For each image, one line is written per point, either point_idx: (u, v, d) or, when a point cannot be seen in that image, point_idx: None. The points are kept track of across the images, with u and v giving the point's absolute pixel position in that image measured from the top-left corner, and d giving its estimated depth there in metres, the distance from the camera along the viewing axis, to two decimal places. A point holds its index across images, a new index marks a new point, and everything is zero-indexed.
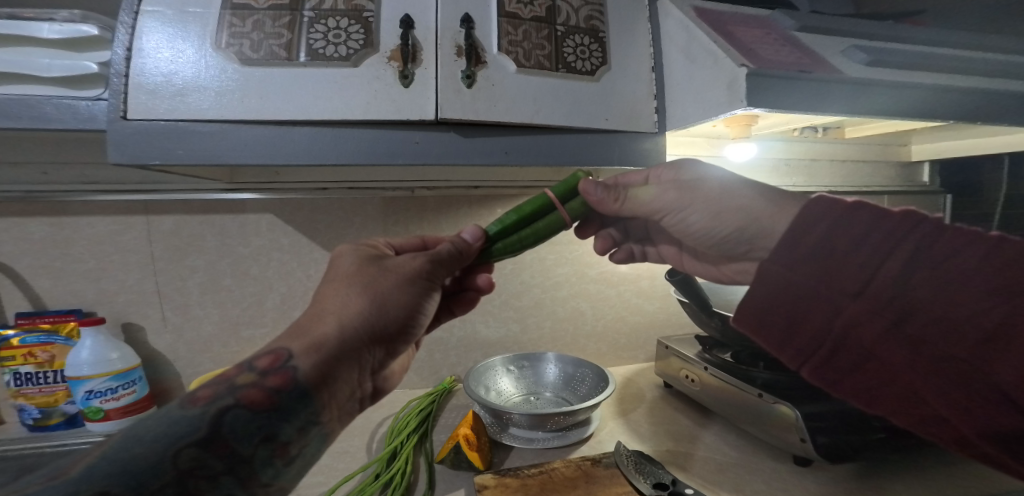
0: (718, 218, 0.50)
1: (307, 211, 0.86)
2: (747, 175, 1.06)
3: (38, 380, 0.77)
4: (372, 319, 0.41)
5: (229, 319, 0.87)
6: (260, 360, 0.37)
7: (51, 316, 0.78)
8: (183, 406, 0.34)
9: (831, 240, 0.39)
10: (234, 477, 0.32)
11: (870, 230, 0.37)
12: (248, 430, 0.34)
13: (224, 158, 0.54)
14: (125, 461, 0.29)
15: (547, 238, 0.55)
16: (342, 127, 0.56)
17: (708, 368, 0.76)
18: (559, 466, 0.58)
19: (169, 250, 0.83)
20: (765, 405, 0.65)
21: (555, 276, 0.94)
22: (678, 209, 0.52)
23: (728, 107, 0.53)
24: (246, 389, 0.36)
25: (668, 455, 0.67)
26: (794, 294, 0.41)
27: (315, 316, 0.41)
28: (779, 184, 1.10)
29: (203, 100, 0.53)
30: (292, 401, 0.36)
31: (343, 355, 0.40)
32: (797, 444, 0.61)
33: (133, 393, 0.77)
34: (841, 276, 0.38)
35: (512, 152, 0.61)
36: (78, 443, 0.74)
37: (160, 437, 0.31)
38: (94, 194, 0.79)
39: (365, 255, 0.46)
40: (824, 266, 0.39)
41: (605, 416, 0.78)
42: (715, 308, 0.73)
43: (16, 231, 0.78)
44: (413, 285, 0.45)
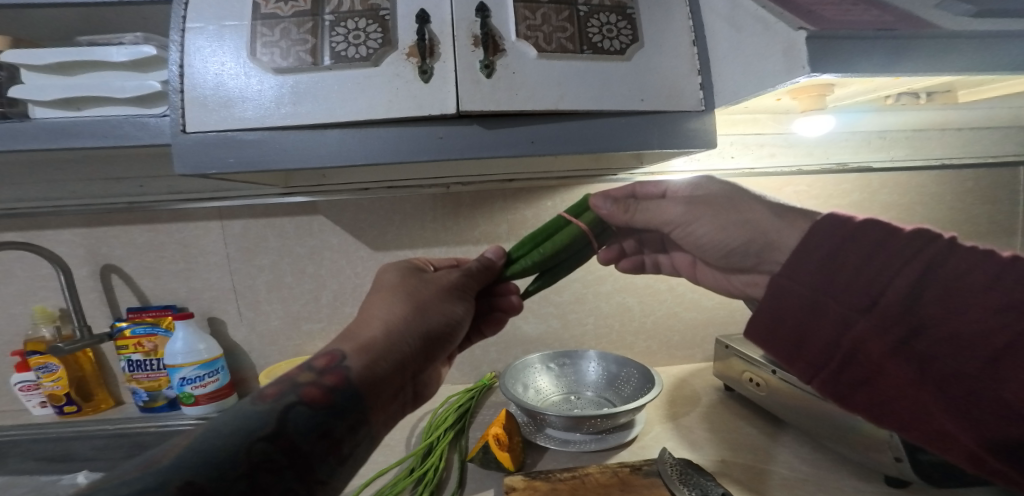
0: (727, 229, 0.52)
1: (353, 211, 0.90)
2: (825, 152, 0.93)
3: (146, 367, 0.87)
4: (415, 325, 0.44)
5: (292, 314, 0.94)
6: (317, 360, 0.39)
7: (154, 310, 0.88)
8: (253, 401, 0.34)
9: (841, 258, 0.41)
10: (296, 472, 0.30)
11: (881, 248, 0.39)
12: (308, 426, 0.33)
13: (268, 163, 0.57)
14: (206, 453, 0.28)
15: (569, 252, 0.54)
16: (369, 127, 0.57)
17: (777, 372, 0.67)
18: (593, 471, 0.55)
19: (240, 251, 0.91)
20: (849, 418, 0.56)
21: (598, 269, 0.90)
22: (688, 222, 0.54)
23: (786, 74, 0.45)
24: (306, 387, 0.36)
25: (725, 465, 0.61)
26: (804, 308, 0.43)
27: (362, 322, 0.44)
28: (868, 160, 0.95)
29: (250, 109, 0.57)
30: (345, 400, 0.36)
31: (389, 358, 0.41)
32: (890, 464, 0.53)
33: (217, 380, 0.86)
34: (849, 293, 0.40)
35: (538, 141, 0.58)
36: (178, 424, 0.83)
37: (235, 431, 0.30)
38: (178, 202, 0.88)
39: (409, 270, 0.50)
40: (834, 282, 0.41)
41: (653, 420, 0.73)
42: None
43: (123, 236, 0.90)
44: (446, 296, 0.48)
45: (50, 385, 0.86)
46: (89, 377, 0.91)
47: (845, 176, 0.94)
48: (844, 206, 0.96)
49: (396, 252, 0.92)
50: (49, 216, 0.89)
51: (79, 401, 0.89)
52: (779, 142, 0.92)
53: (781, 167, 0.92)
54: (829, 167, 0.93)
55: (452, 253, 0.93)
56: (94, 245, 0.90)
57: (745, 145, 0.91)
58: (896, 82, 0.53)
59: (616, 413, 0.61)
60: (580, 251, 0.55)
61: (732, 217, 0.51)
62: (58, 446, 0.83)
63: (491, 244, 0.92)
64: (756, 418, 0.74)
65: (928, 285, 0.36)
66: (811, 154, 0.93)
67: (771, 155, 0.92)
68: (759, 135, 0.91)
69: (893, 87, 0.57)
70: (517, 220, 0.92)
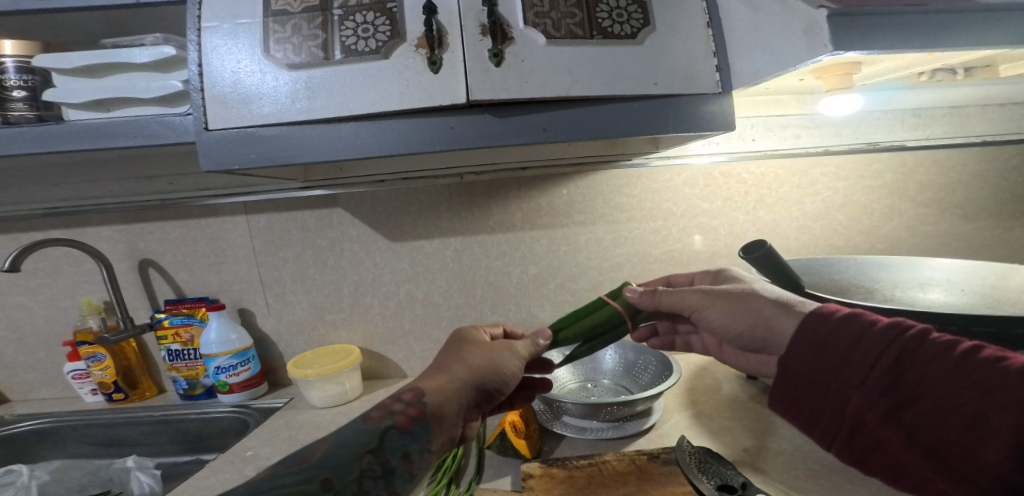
0: (735, 319, 0.52)
1: (370, 203, 0.91)
2: (854, 132, 0.89)
3: (185, 356, 0.92)
4: (479, 380, 0.48)
5: (316, 305, 0.96)
6: (402, 393, 0.44)
7: (188, 302, 0.92)
8: (364, 420, 0.40)
9: (832, 342, 0.42)
10: (384, 484, 0.35)
11: (863, 335, 0.40)
12: (396, 448, 0.38)
13: (285, 158, 0.58)
14: (333, 456, 0.34)
15: (606, 332, 0.57)
16: (382, 120, 0.57)
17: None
18: (610, 459, 0.56)
19: (265, 244, 0.94)
20: None
21: (614, 256, 0.93)
22: (703, 308, 0.54)
23: (807, 53, 0.43)
24: (398, 414, 0.41)
25: (747, 454, 0.60)
26: (806, 381, 0.44)
27: (438, 367, 0.48)
28: (902, 139, 0.90)
29: (269, 105, 0.58)
30: (422, 431, 0.41)
31: (455, 402, 0.45)
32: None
33: (249, 369, 0.90)
34: (845, 370, 0.41)
35: (551, 129, 0.57)
36: (217, 411, 0.88)
37: (351, 443, 0.36)
38: (208, 198, 0.92)
39: (479, 332, 0.54)
40: (833, 361, 0.42)
41: (672, 408, 0.73)
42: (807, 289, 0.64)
43: (159, 232, 0.95)
44: (507, 359, 0.51)
45: (100, 374, 0.92)
46: (134, 366, 0.97)
47: (876, 156, 0.89)
48: (877, 187, 0.90)
49: (413, 242, 0.93)
50: (91, 213, 0.94)
51: (125, 388, 0.95)
52: (804, 122, 0.88)
53: (807, 148, 0.89)
54: (858, 147, 0.89)
55: (467, 243, 0.93)
56: (132, 241, 0.95)
57: (767, 127, 0.88)
58: (930, 58, 0.49)
59: (633, 400, 0.60)
60: (617, 331, 0.58)
61: (745, 310, 0.51)
62: (110, 431, 0.89)
63: (506, 232, 0.92)
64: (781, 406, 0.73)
65: (910, 364, 0.38)
66: (839, 134, 0.89)
67: (796, 136, 0.89)
68: (782, 116, 0.88)
69: (928, 63, 0.53)
70: (532, 208, 0.91)
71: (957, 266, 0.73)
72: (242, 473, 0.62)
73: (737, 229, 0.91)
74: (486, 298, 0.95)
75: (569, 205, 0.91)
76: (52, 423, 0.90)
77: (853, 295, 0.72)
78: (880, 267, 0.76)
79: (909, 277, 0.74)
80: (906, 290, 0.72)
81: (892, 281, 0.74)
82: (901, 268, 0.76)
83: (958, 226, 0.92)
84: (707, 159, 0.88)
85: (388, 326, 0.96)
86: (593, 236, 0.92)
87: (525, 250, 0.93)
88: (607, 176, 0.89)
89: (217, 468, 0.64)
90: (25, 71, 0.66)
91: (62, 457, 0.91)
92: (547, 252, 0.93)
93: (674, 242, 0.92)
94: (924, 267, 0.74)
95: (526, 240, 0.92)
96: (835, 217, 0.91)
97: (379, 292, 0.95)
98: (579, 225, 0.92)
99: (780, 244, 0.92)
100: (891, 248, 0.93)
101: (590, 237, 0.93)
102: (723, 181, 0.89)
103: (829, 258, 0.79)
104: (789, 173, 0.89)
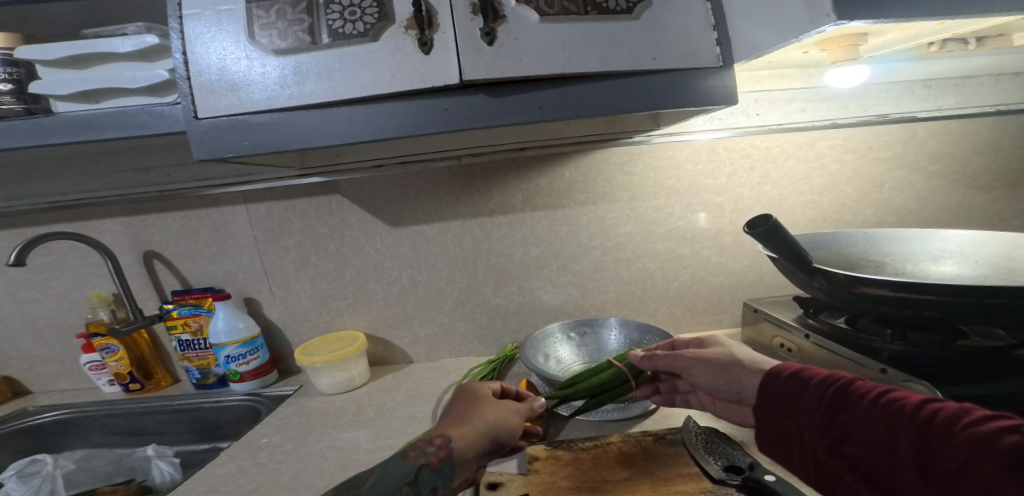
0: (717, 376, 0.54)
1: (368, 188, 0.91)
2: (861, 106, 0.86)
3: (195, 346, 0.93)
4: (496, 431, 0.49)
5: (320, 293, 0.97)
6: (434, 436, 0.46)
7: (195, 293, 0.93)
8: (403, 456, 0.43)
9: (786, 390, 0.46)
10: None
11: (809, 383, 0.44)
12: (428, 484, 0.42)
13: (278, 144, 0.57)
14: (377, 486, 0.40)
15: (613, 390, 0.62)
16: (374, 103, 0.56)
17: (810, 337, 0.67)
18: (615, 440, 0.57)
19: (266, 233, 0.94)
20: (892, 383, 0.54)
21: (617, 236, 0.92)
22: (697, 370, 0.55)
23: (809, 24, 0.41)
24: (430, 453, 0.44)
25: (751, 433, 0.61)
26: (776, 429, 0.46)
27: (460, 417, 0.50)
28: (911, 112, 0.87)
29: (257, 91, 0.56)
30: (450, 472, 0.43)
31: (476, 451, 0.46)
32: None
33: (258, 357, 0.91)
34: (799, 413, 0.44)
35: (546, 107, 0.55)
36: (231, 400, 0.90)
37: (392, 477, 0.41)
38: (206, 188, 0.92)
39: (494, 386, 0.57)
40: (788, 404, 0.45)
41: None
42: (816, 264, 0.63)
43: (160, 224, 0.95)
44: (520, 416, 0.53)
45: (115, 365, 0.94)
46: (147, 356, 0.99)
47: (885, 128, 0.87)
48: (886, 159, 0.88)
49: (413, 227, 0.93)
50: (93, 207, 0.94)
51: (141, 379, 0.97)
52: (809, 96, 0.85)
53: (813, 122, 0.86)
54: (867, 119, 0.86)
55: (467, 226, 0.92)
56: (134, 233, 0.95)
57: (772, 101, 0.86)
58: (939, 27, 0.47)
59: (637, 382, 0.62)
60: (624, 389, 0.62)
61: (727, 368, 0.53)
62: (129, 421, 0.92)
63: (507, 214, 0.91)
64: None
65: (845, 405, 0.41)
66: (846, 106, 0.86)
67: (801, 110, 0.86)
68: (787, 90, 0.85)
69: (937, 32, 0.51)
70: (532, 189, 0.90)
71: (970, 237, 0.71)
72: (256, 460, 0.64)
73: (742, 205, 0.90)
74: (489, 281, 0.95)
75: (569, 185, 0.90)
76: (74, 414, 0.93)
77: (863, 270, 0.71)
78: (890, 240, 0.75)
79: (920, 249, 0.73)
80: (918, 263, 0.71)
81: (903, 255, 0.73)
82: (912, 241, 0.74)
83: (971, 197, 0.90)
84: (709, 135, 0.86)
85: (393, 312, 0.97)
86: (595, 216, 0.91)
87: (526, 232, 0.92)
88: (607, 155, 0.88)
89: (232, 455, 0.66)
90: (10, 64, 0.65)
91: (85, 447, 0.94)
92: (549, 233, 0.92)
93: (677, 220, 0.91)
94: (936, 238, 0.73)
95: (527, 221, 0.92)
96: (844, 191, 0.89)
97: (381, 278, 0.96)
98: (580, 205, 0.91)
99: (787, 220, 0.91)
100: (901, 221, 0.91)
101: (591, 217, 0.92)
102: (726, 156, 0.87)
103: (836, 232, 0.78)
104: (795, 147, 0.87)
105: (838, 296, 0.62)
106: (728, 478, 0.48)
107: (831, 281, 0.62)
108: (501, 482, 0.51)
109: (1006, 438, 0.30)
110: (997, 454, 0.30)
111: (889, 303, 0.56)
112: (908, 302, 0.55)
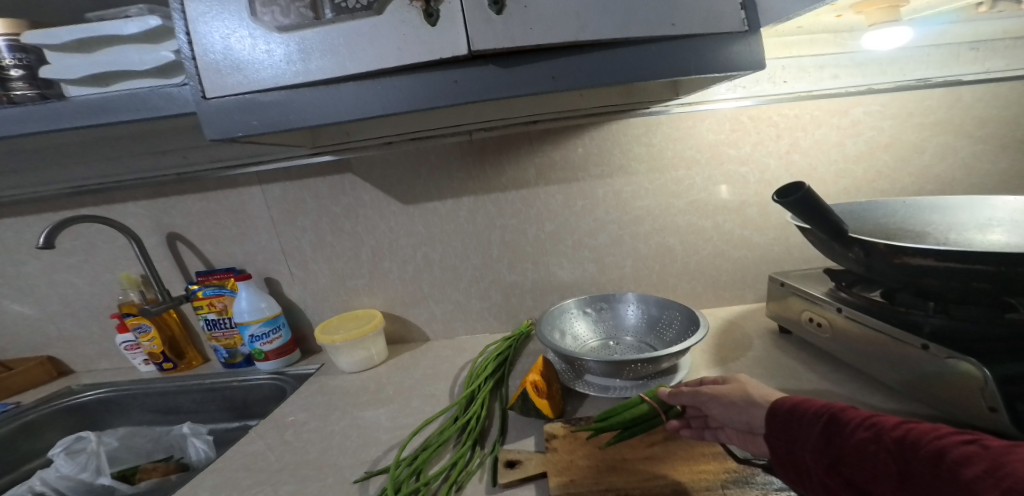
0: (739, 412, 0.47)
1: (380, 167, 0.90)
2: (900, 71, 0.81)
3: (221, 326, 0.97)
4: None
5: (337, 273, 0.98)
6: None
7: (218, 273, 0.96)
8: None
9: (784, 416, 0.43)
10: None
11: (804, 409, 0.42)
12: None
13: (287, 124, 0.56)
14: None
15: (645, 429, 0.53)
16: (382, 79, 0.54)
17: (842, 311, 0.65)
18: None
19: (282, 214, 0.95)
20: (938, 362, 0.52)
21: (635, 210, 0.90)
22: (717, 406, 0.48)
23: None
24: None
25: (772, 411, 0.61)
26: (784, 460, 0.42)
27: None
28: (958, 75, 0.81)
29: (263, 68, 0.55)
30: None
31: None
32: (984, 415, 0.48)
33: (281, 337, 0.94)
34: (800, 437, 0.41)
35: (561, 77, 0.53)
36: (258, 379, 0.94)
37: None
38: (222, 170, 0.92)
39: None
40: (792, 429, 0.42)
41: (701, 366, 0.75)
42: (853, 235, 0.60)
43: (180, 206, 0.96)
44: None
45: (149, 344, 0.99)
46: (178, 336, 1.03)
47: (928, 93, 0.81)
48: (927, 126, 0.82)
49: (427, 205, 0.92)
50: (115, 190, 0.96)
51: (173, 358, 1.02)
52: (843, 61, 0.80)
53: (846, 89, 0.81)
54: (906, 85, 0.81)
55: (481, 202, 0.91)
56: (156, 215, 0.97)
57: (801, 68, 0.81)
58: None
59: (659, 357, 0.62)
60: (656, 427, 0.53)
61: (749, 404, 0.46)
62: (166, 400, 0.97)
63: (521, 190, 0.90)
64: (808, 362, 0.73)
65: (837, 428, 0.39)
66: (884, 71, 0.81)
67: (833, 76, 0.81)
68: (818, 56, 0.80)
69: None
70: (546, 163, 0.88)
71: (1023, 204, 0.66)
72: (283, 438, 0.68)
73: (767, 176, 0.86)
74: (505, 258, 0.95)
75: (585, 158, 0.87)
76: (114, 393, 0.99)
77: (901, 240, 0.69)
78: (932, 209, 0.71)
79: (966, 218, 0.69)
80: (962, 233, 0.67)
81: (946, 224, 0.69)
82: (957, 210, 0.70)
83: (1022, 162, 0.84)
84: (733, 104, 0.82)
85: (409, 291, 0.99)
86: (611, 190, 0.89)
87: (540, 208, 0.91)
88: (623, 126, 0.85)
89: (261, 433, 0.70)
90: (19, 50, 0.65)
91: (127, 424, 1.00)
92: (563, 208, 0.91)
93: (698, 192, 0.88)
94: (983, 206, 0.69)
95: (541, 196, 0.90)
96: (879, 158, 0.84)
97: (397, 256, 0.96)
98: (596, 178, 0.88)
99: (816, 190, 0.87)
100: (943, 189, 0.86)
101: (608, 191, 0.89)
102: (750, 126, 0.83)
103: (872, 201, 0.75)
104: (827, 114, 0.82)
105: (876, 268, 0.59)
106: (755, 458, 0.49)
107: (868, 252, 0.59)
108: (520, 460, 0.53)
109: (969, 449, 0.30)
110: (959, 464, 0.29)
111: (932, 275, 0.54)
112: (953, 273, 0.52)
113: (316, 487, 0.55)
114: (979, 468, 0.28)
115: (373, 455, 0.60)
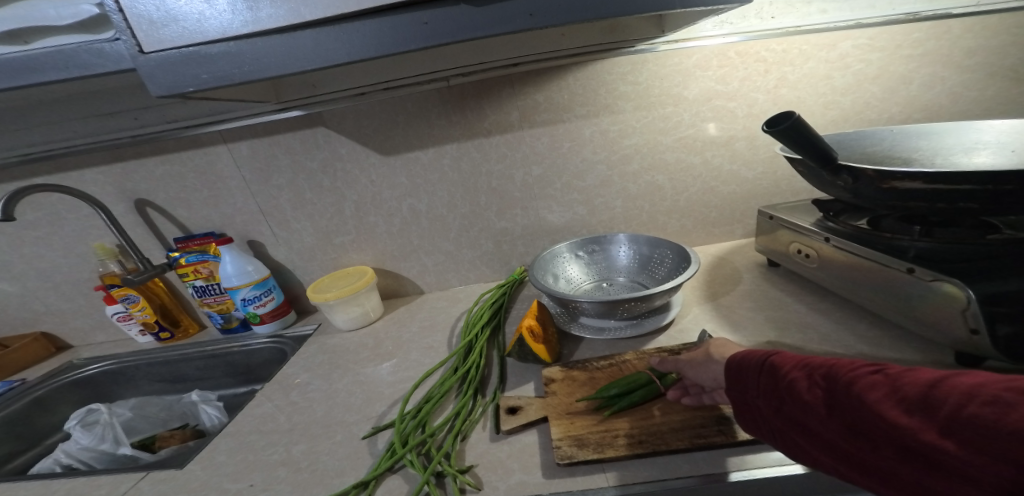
0: (704, 370, 0.52)
1: (353, 117, 0.85)
2: (888, 8, 0.78)
3: (211, 292, 0.96)
4: None
5: (323, 230, 0.97)
6: None
7: (197, 239, 0.95)
8: None
9: (737, 366, 0.47)
10: None
11: (750, 358, 0.47)
12: None
13: (243, 79, 0.52)
14: None
15: (639, 394, 0.55)
16: (342, 23, 0.50)
17: (830, 241, 0.68)
18: (630, 359, 0.64)
19: (255, 173, 0.91)
20: (923, 286, 0.55)
21: (623, 149, 0.88)
22: (689, 369, 0.53)
23: None
24: None
25: (758, 343, 0.65)
26: (738, 403, 0.46)
27: None
28: (949, 7, 0.77)
29: (204, 18, 0.50)
30: None
31: None
32: (966, 338, 0.52)
33: (273, 299, 0.95)
34: (749, 382, 0.45)
35: (538, 14, 0.49)
36: (257, 343, 0.97)
37: None
38: (181, 130, 0.86)
39: None
40: (742, 377, 0.46)
41: (689, 302, 0.79)
42: (843, 162, 0.60)
43: (143, 171, 0.91)
44: None
45: (140, 314, 0.99)
46: (168, 303, 1.04)
47: (916, 26, 0.78)
48: (915, 58, 0.80)
49: (408, 154, 0.89)
50: (67, 157, 0.90)
51: (169, 327, 1.03)
52: None
53: (834, 23, 0.78)
54: (894, 19, 0.78)
55: (464, 149, 0.88)
56: (119, 181, 0.92)
57: (788, 3, 0.77)
58: None
59: (651, 295, 0.64)
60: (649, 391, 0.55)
61: (709, 362, 0.51)
62: (169, 369, 1.00)
63: (504, 134, 0.87)
64: (787, 293, 0.77)
65: (778, 371, 0.43)
66: (872, 5, 0.77)
67: (821, 11, 0.78)
68: None
69: None
70: (529, 105, 0.84)
71: (1010, 126, 0.67)
72: (289, 399, 0.71)
73: (755, 110, 0.85)
74: (493, 205, 0.94)
75: (569, 97, 0.84)
76: (116, 365, 1.01)
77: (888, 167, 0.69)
78: (920, 136, 0.72)
79: (953, 142, 0.69)
80: (948, 157, 0.68)
81: (934, 149, 0.70)
82: (943, 135, 0.71)
83: (1008, 89, 0.83)
84: (719, 41, 0.79)
85: (400, 244, 0.99)
86: (598, 129, 0.87)
87: (526, 152, 0.89)
88: (607, 65, 0.81)
89: (268, 395, 0.74)
90: None
91: (137, 394, 1.04)
92: (550, 150, 0.89)
93: (686, 129, 0.86)
94: (970, 130, 0.69)
95: (526, 139, 0.88)
96: (867, 90, 0.83)
97: (382, 210, 0.95)
98: (581, 119, 0.86)
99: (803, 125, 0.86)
100: (927, 119, 0.85)
101: (595, 130, 0.87)
102: (738, 62, 0.80)
103: (862, 130, 0.76)
104: (815, 49, 0.79)
105: (864, 193, 0.60)
106: None
107: (858, 178, 0.59)
108: (520, 405, 0.58)
109: (874, 378, 0.36)
110: (868, 390, 0.35)
111: (920, 197, 0.54)
112: (942, 193, 0.52)
113: (327, 444, 0.59)
114: (881, 392, 0.35)
115: (379, 410, 0.65)
